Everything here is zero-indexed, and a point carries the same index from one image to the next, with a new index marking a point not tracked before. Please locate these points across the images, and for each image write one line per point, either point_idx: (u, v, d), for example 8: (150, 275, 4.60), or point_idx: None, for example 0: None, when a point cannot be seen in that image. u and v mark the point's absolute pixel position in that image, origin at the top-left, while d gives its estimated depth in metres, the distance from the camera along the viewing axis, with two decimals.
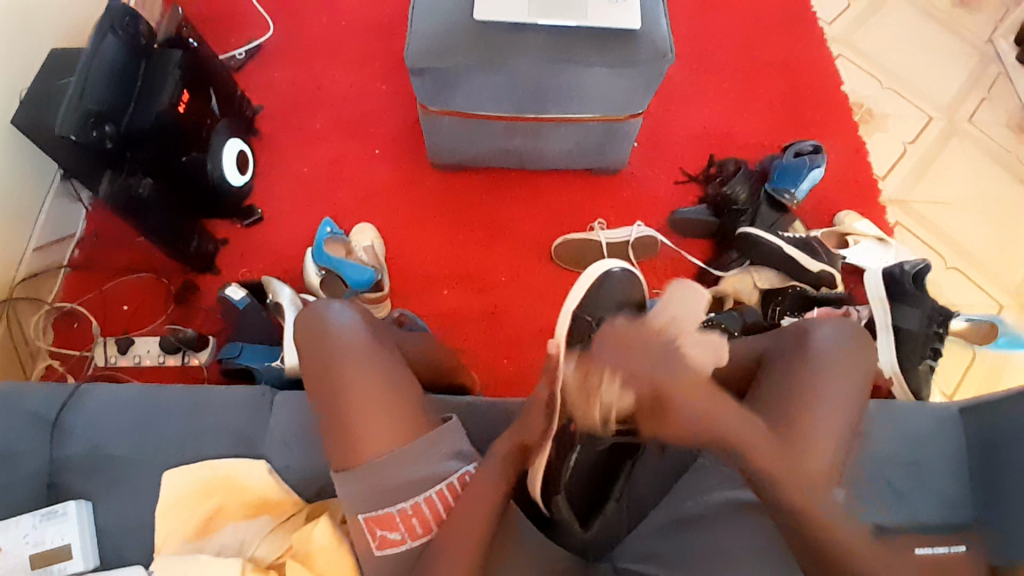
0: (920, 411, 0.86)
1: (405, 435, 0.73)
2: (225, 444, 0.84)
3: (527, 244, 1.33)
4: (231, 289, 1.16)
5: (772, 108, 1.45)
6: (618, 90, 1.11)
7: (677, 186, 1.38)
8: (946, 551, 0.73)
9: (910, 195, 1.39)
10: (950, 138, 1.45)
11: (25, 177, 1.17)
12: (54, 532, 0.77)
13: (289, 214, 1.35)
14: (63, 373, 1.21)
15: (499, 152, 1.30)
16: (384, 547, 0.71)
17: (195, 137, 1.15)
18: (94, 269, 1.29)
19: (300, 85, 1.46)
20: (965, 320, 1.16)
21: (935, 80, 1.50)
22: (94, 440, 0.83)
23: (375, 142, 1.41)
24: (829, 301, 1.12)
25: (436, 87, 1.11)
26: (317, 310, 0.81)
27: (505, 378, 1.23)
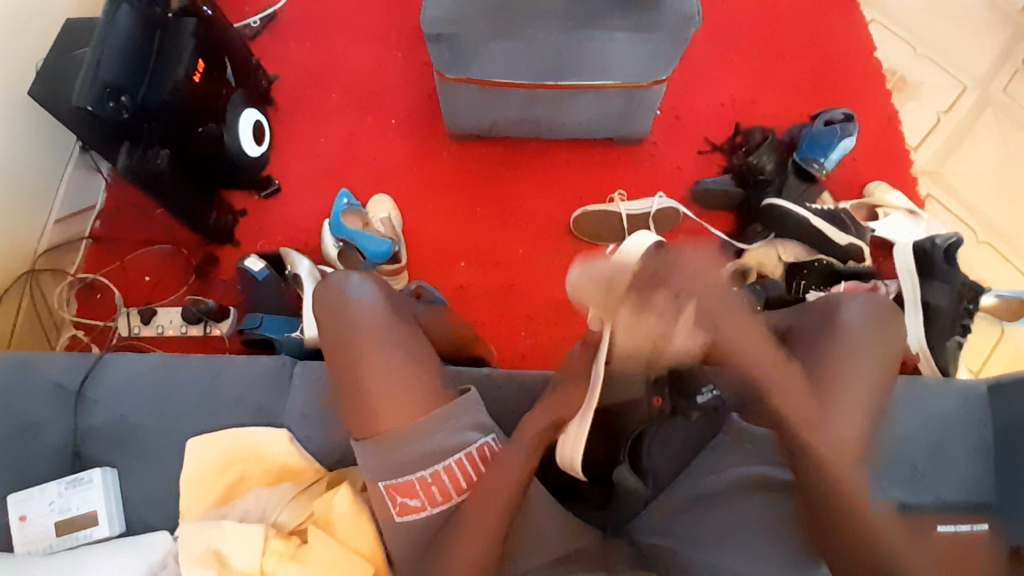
0: (946, 386, 0.84)
1: (426, 405, 0.73)
2: (246, 414, 0.85)
3: (545, 217, 1.31)
4: (251, 261, 1.16)
5: (800, 77, 1.40)
6: (641, 56, 1.07)
7: (700, 157, 1.34)
8: (969, 530, 0.72)
9: (941, 167, 1.34)
10: (984, 108, 1.39)
11: (44, 148, 1.18)
12: (79, 499, 0.79)
13: (306, 186, 1.34)
14: (87, 343, 1.23)
15: (516, 121, 1.27)
16: (405, 514, 0.71)
17: (211, 107, 1.14)
18: (115, 241, 1.30)
19: (316, 54, 1.44)
20: (994, 296, 1.10)
21: (970, 47, 1.44)
22: (118, 409, 0.85)
23: (392, 113, 1.39)
24: (854, 275, 1.09)
25: (453, 55, 1.08)
26: (334, 282, 0.80)
27: (522, 352, 1.23)
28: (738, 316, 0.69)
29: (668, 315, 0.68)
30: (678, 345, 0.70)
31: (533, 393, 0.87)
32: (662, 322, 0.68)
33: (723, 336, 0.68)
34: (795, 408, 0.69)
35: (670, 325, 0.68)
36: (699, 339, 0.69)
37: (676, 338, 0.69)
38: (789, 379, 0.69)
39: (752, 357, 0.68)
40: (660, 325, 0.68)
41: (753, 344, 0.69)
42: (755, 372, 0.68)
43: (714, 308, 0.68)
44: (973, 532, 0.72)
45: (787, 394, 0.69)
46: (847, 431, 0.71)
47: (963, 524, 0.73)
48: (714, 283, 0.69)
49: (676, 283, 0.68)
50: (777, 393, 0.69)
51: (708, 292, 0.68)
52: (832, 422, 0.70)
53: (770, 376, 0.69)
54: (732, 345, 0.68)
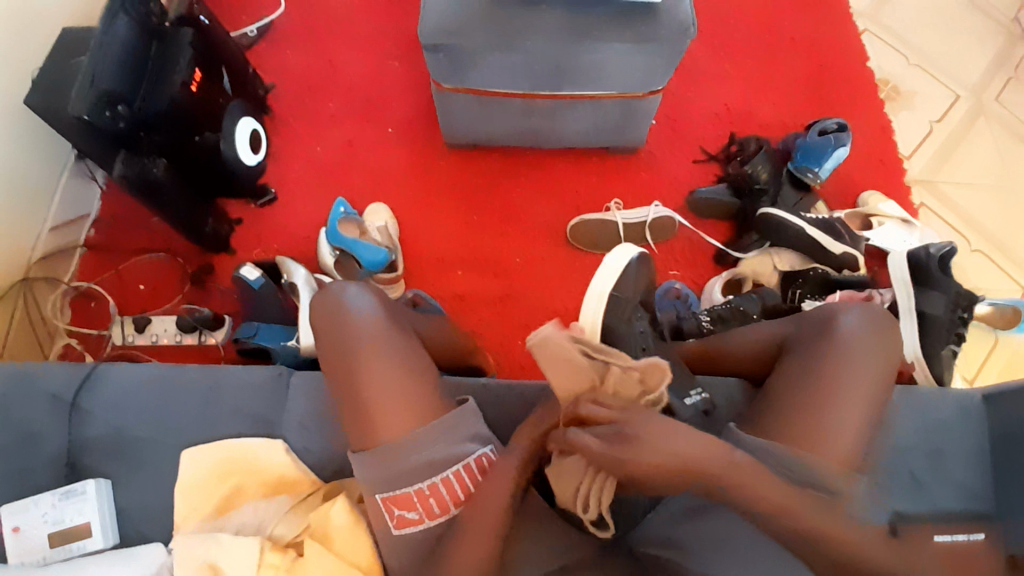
0: (942, 396, 0.84)
1: (423, 416, 0.73)
2: (243, 424, 0.85)
3: (542, 225, 1.31)
4: (246, 270, 1.16)
5: (795, 87, 1.41)
6: (638, 67, 1.08)
7: (696, 165, 1.35)
8: (964, 540, 0.72)
9: (935, 176, 1.36)
10: (976, 117, 1.40)
11: (40, 156, 1.17)
12: (73, 510, 0.78)
13: (303, 194, 1.34)
14: (82, 352, 1.23)
15: (513, 130, 1.28)
16: (403, 526, 0.71)
17: (209, 116, 1.14)
18: (110, 249, 1.30)
19: (313, 63, 1.44)
20: (988, 304, 1.13)
21: (961, 58, 1.45)
22: (113, 420, 0.84)
23: (389, 121, 1.39)
24: (849, 284, 1.11)
25: (450, 65, 1.08)
26: (333, 293, 0.80)
27: (520, 361, 1.22)
28: (666, 425, 0.64)
29: (587, 477, 0.65)
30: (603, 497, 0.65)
31: (531, 403, 0.87)
32: (586, 478, 0.65)
33: (660, 461, 0.62)
34: (756, 484, 0.65)
35: (580, 489, 0.65)
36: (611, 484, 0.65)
37: (597, 491, 0.65)
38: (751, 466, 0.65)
39: (687, 455, 0.63)
40: (582, 475, 0.65)
41: (700, 445, 0.64)
42: (695, 464, 0.63)
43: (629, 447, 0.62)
44: (968, 542, 0.72)
45: (743, 474, 0.65)
46: (835, 457, 0.70)
47: (958, 534, 0.73)
48: (633, 413, 0.64)
49: (587, 440, 0.63)
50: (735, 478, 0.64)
51: (626, 426, 0.63)
52: (817, 450, 0.70)
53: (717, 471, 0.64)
54: (666, 460, 0.62)
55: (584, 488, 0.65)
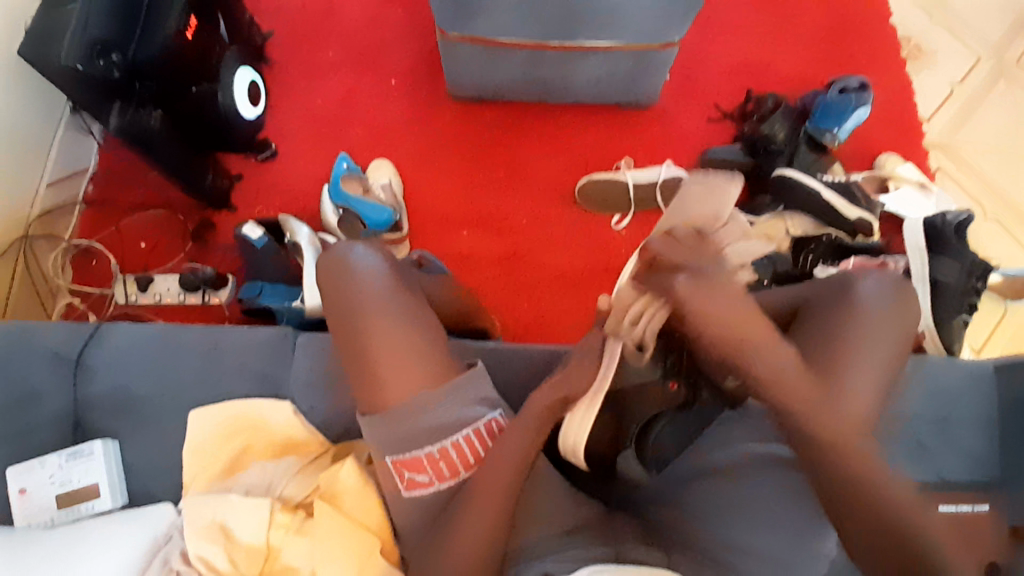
0: (953, 364, 0.83)
1: (430, 379, 0.72)
2: (248, 385, 0.84)
3: (549, 184, 1.28)
4: (249, 228, 1.14)
5: (814, 42, 1.36)
6: (653, 17, 1.04)
7: (709, 124, 1.31)
8: (968, 511, 0.73)
9: (954, 139, 1.32)
10: (999, 79, 1.35)
11: (34, 108, 1.14)
12: (80, 471, 0.79)
13: (305, 150, 1.31)
14: (84, 311, 1.21)
15: (521, 83, 1.23)
16: (413, 488, 0.71)
17: (205, 65, 1.09)
18: (108, 205, 1.27)
19: (313, 10, 1.38)
20: (1000, 274, 1.11)
21: (987, 14, 1.39)
22: (117, 381, 0.84)
23: (391, 73, 1.35)
24: (864, 250, 1.08)
25: (457, 11, 1.04)
26: (339, 251, 0.78)
27: (525, 323, 1.21)
28: (726, 292, 0.64)
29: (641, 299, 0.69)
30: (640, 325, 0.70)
31: (538, 368, 0.87)
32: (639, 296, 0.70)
33: (703, 305, 0.64)
34: (794, 387, 0.65)
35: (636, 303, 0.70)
36: (659, 316, 0.69)
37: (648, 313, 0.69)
38: (794, 373, 0.65)
39: (730, 331, 0.64)
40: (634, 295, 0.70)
41: (734, 316, 0.64)
42: (737, 338, 0.63)
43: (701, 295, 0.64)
44: (972, 511, 0.73)
45: (773, 366, 0.64)
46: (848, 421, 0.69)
47: (963, 504, 0.74)
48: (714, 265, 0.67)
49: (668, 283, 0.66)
50: (770, 376, 0.64)
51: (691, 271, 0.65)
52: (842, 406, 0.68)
53: (763, 355, 0.64)
54: (700, 315, 0.64)
55: (634, 316, 0.70)
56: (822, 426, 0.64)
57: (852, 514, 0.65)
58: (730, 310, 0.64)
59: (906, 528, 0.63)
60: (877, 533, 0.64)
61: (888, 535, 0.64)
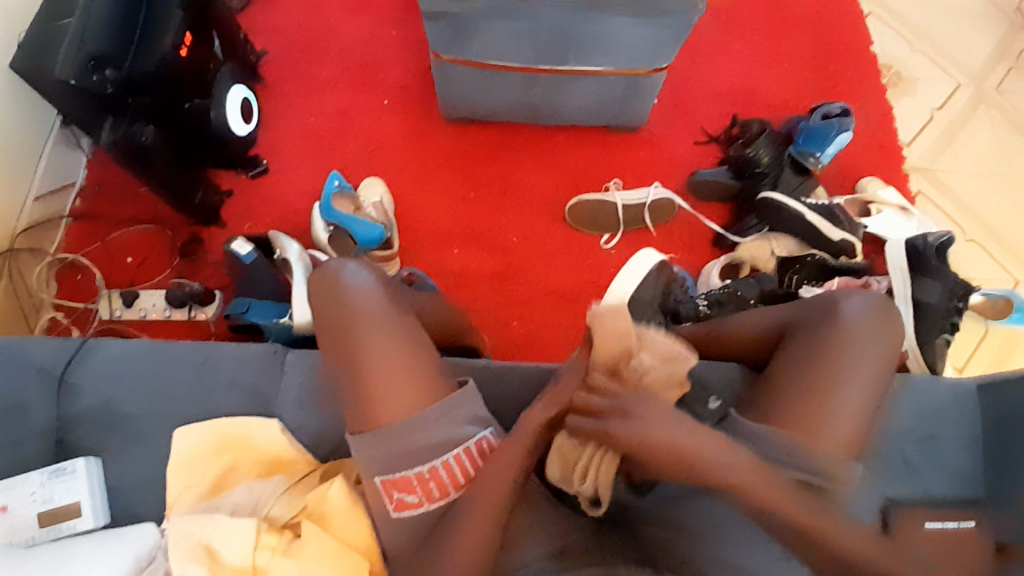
0: (938, 383, 0.85)
1: (422, 399, 0.72)
2: (235, 403, 0.83)
3: (540, 204, 1.29)
4: (239, 245, 1.13)
5: (798, 68, 1.39)
6: (643, 43, 1.07)
7: (697, 147, 1.33)
8: (954, 527, 0.74)
9: (934, 164, 1.35)
10: (978, 105, 1.40)
11: (23, 121, 1.13)
12: (63, 490, 0.76)
13: (296, 167, 1.31)
14: (68, 326, 1.20)
15: (513, 105, 1.25)
16: (402, 510, 0.70)
17: (199, 82, 1.10)
18: (96, 220, 1.26)
19: (307, 30, 1.40)
20: (982, 294, 1.14)
21: (965, 44, 1.44)
22: (102, 397, 0.82)
23: (384, 92, 1.36)
24: (848, 270, 1.10)
25: (451, 34, 1.06)
26: (332, 268, 0.79)
27: (515, 341, 1.21)
28: (667, 420, 0.66)
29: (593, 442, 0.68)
30: (595, 464, 0.68)
31: (529, 387, 0.87)
32: (588, 443, 0.68)
33: (642, 431, 0.65)
34: (758, 489, 0.65)
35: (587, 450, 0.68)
36: (612, 455, 0.68)
37: (597, 458, 0.68)
38: (757, 480, 0.65)
39: (680, 441, 0.65)
40: (578, 447, 0.69)
41: (685, 438, 0.65)
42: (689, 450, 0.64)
43: (640, 419, 0.66)
44: (958, 528, 0.74)
45: (733, 469, 0.65)
46: (834, 442, 0.71)
47: (949, 521, 0.75)
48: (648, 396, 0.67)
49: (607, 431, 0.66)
50: (735, 481, 0.65)
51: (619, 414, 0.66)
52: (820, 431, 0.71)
53: (715, 459, 0.64)
54: (653, 442, 0.64)
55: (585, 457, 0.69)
56: (790, 514, 0.65)
57: (822, 563, 0.68)
58: (675, 431, 0.65)
59: (873, 574, 0.66)
60: (849, 571, 0.67)
61: (864, 573, 0.66)
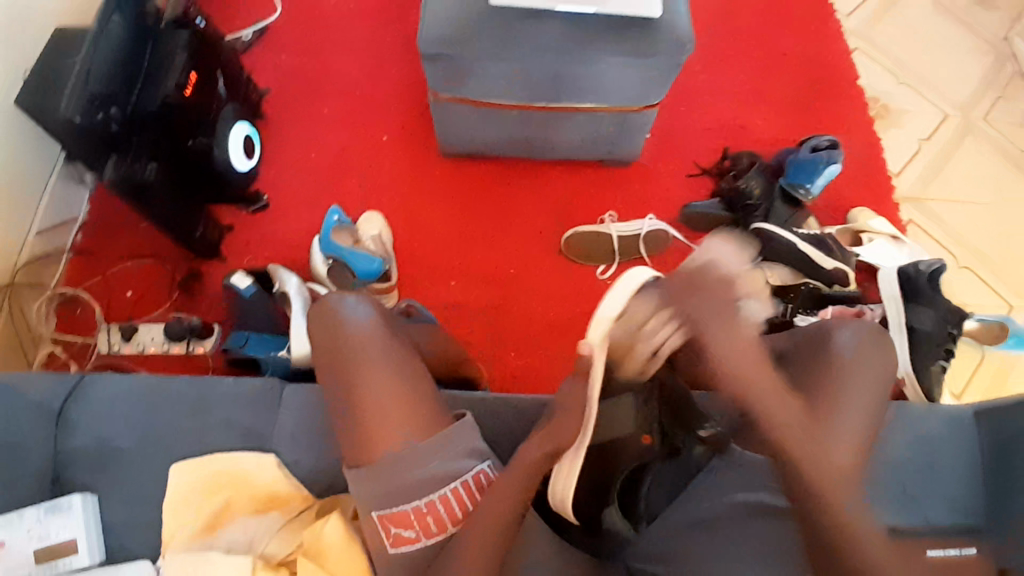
0: (932, 410, 0.86)
1: (419, 434, 0.72)
2: (233, 438, 0.83)
3: (537, 236, 1.31)
4: (236, 278, 1.14)
5: (787, 102, 1.43)
6: (635, 82, 1.10)
7: (689, 179, 1.36)
8: (957, 554, 0.74)
9: (923, 193, 1.38)
10: (964, 136, 1.43)
11: (28, 158, 1.15)
12: (59, 526, 0.75)
13: (296, 201, 1.33)
14: (66, 360, 1.20)
15: (510, 141, 1.28)
16: (399, 545, 0.70)
17: (201, 120, 1.12)
18: (97, 255, 1.27)
19: (309, 69, 1.43)
20: (976, 320, 1.14)
21: (949, 76, 1.48)
22: (100, 433, 0.82)
23: (382, 128, 1.39)
24: (840, 299, 1.13)
25: (448, 74, 1.09)
26: (330, 301, 0.79)
27: (513, 373, 1.22)
28: (727, 317, 0.73)
29: (659, 307, 0.74)
30: (661, 336, 0.73)
31: (527, 418, 0.87)
32: (654, 308, 0.74)
33: (713, 328, 0.73)
34: (787, 422, 0.70)
35: (653, 316, 0.73)
36: (676, 331, 0.73)
37: (664, 323, 0.73)
38: (792, 418, 0.71)
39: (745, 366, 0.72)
40: (651, 302, 0.74)
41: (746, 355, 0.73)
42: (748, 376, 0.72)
43: (707, 309, 0.73)
44: (961, 555, 0.73)
45: (775, 404, 0.71)
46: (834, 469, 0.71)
47: (951, 547, 0.74)
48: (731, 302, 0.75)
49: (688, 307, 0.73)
50: (779, 421, 0.70)
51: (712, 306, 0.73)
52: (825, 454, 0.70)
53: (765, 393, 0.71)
54: (721, 356, 0.72)
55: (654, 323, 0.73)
56: (806, 465, 0.69)
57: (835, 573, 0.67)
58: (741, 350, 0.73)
59: None
60: None
61: None
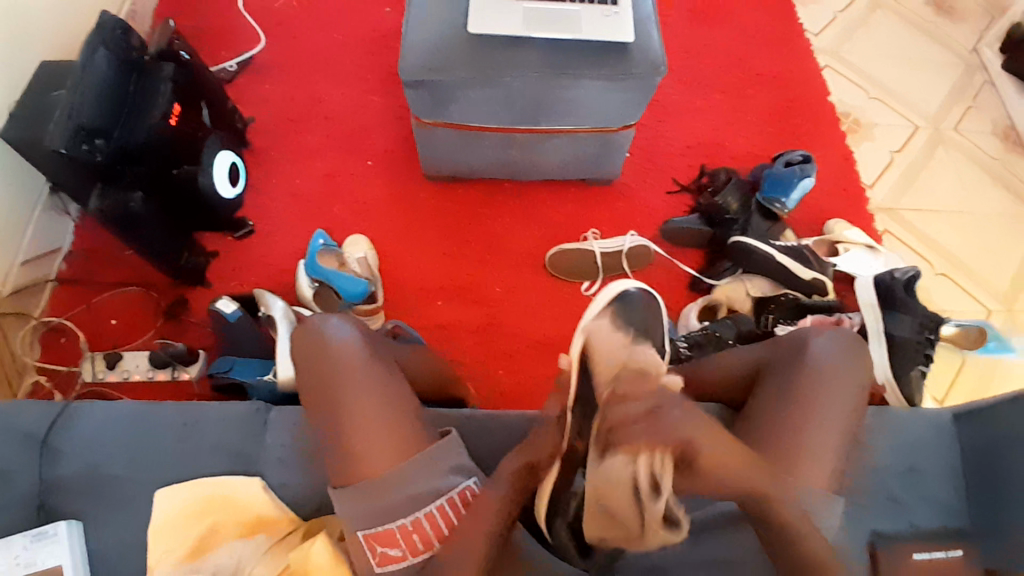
0: (915, 415, 0.87)
1: (404, 451, 0.72)
2: (219, 464, 0.83)
3: (522, 255, 1.33)
4: (223, 303, 1.13)
5: (762, 119, 1.47)
6: (612, 103, 1.12)
7: (669, 196, 1.39)
8: (943, 556, 0.77)
9: (898, 204, 1.41)
10: (937, 146, 1.47)
11: (13, 189, 1.16)
12: (45, 553, 0.75)
13: (282, 227, 1.34)
14: (50, 390, 1.19)
15: (491, 164, 1.30)
16: (385, 564, 0.70)
17: (188, 149, 1.15)
18: (82, 283, 1.27)
19: (293, 96, 1.46)
20: (954, 326, 1.16)
21: (921, 89, 1.53)
22: (84, 461, 0.81)
23: (368, 154, 1.41)
24: (820, 308, 1.14)
25: (430, 100, 1.11)
26: (314, 324, 0.80)
27: (500, 391, 1.22)
28: (700, 421, 0.68)
29: (635, 455, 0.64)
30: (662, 477, 0.64)
31: (513, 434, 0.87)
32: (632, 458, 0.64)
33: (688, 430, 0.67)
34: (761, 480, 0.68)
35: (638, 466, 0.63)
36: (667, 468, 0.65)
37: (650, 468, 0.64)
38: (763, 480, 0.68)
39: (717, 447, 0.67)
40: (629, 451, 0.64)
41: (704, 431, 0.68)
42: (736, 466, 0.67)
43: (676, 421, 0.67)
44: (946, 557, 0.76)
45: (745, 478, 0.68)
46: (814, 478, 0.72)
47: (937, 550, 0.77)
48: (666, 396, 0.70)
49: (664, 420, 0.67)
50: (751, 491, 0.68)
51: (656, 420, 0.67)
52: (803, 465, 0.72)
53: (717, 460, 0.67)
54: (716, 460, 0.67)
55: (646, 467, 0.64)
56: (781, 509, 0.68)
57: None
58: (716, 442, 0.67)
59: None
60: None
61: None
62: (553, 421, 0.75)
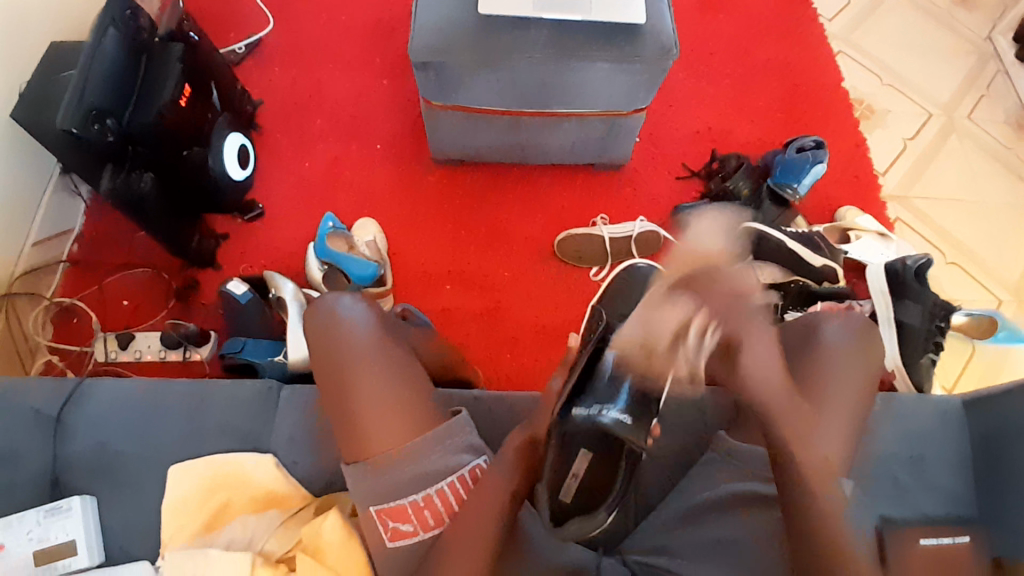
0: (923, 403, 0.87)
1: (415, 430, 0.73)
2: (230, 442, 0.84)
3: (530, 240, 1.33)
4: (233, 285, 1.15)
5: (773, 105, 1.46)
6: (622, 86, 1.12)
7: (678, 182, 1.38)
8: (949, 543, 0.76)
9: (910, 192, 1.40)
10: (949, 134, 1.46)
11: (24, 170, 1.16)
12: (58, 528, 0.76)
13: (290, 210, 1.34)
14: (63, 369, 1.20)
15: (500, 148, 1.30)
16: (396, 539, 0.71)
17: (196, 132, 1.14)
18: (94, 264, 1.28)
19: (301, 79, 1.45)
20: (965, 314, 1.15)
21: (934, 76, 1.51)
22: (97, 438, 0.83)
23: (376, 137, 1.41)
24: (830, 295, 1.12)
25: (439, 82, 1.11)
26: (326, 302, 0.81)
27: (508, 375, 1.23)
28: (766, 337, 0.75)
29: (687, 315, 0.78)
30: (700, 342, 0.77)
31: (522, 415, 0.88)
32: (683, 318, 0.78)
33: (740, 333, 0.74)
34: (785, 438, 0.71)
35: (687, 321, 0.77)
36: (715, 337, 0.76)
37: (700, 328, 0.77)
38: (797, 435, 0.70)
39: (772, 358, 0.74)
40: (683, 313, 0.79)
41: (772, 366, 0.73)
42: (779, 388, 0.72)
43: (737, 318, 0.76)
44: (952, 544, 0.75)
45: (773, 401, 0.72)
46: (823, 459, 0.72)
47: (944, 537, 0.76)
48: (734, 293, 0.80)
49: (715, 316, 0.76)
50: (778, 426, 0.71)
51: (726, 305, 0.77)
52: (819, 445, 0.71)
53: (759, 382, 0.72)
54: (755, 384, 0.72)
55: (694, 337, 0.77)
56: (802, 481, 0.69)
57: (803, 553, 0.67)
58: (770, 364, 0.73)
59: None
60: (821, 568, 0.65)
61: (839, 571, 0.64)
62: (554, 395, 0.75)
